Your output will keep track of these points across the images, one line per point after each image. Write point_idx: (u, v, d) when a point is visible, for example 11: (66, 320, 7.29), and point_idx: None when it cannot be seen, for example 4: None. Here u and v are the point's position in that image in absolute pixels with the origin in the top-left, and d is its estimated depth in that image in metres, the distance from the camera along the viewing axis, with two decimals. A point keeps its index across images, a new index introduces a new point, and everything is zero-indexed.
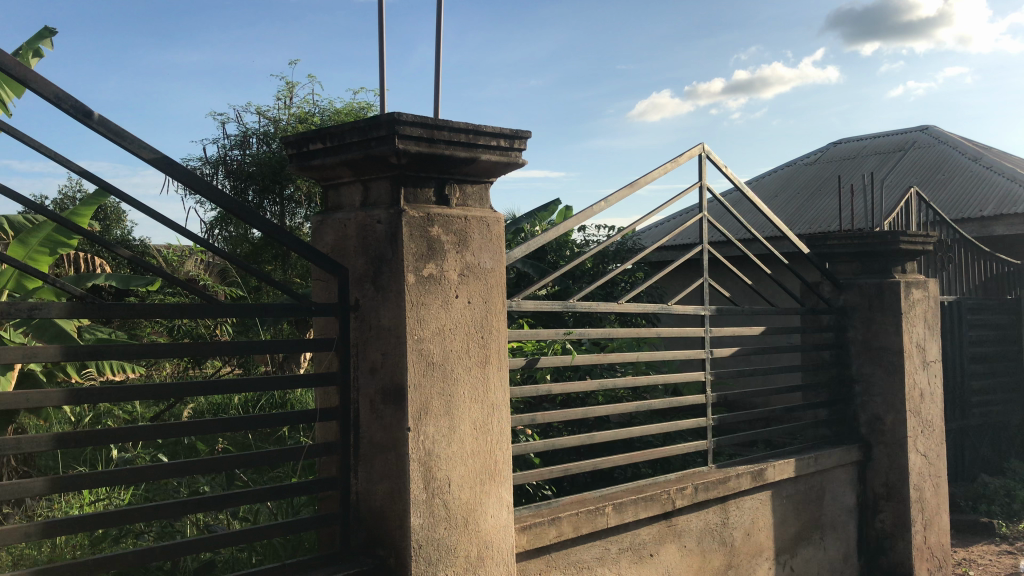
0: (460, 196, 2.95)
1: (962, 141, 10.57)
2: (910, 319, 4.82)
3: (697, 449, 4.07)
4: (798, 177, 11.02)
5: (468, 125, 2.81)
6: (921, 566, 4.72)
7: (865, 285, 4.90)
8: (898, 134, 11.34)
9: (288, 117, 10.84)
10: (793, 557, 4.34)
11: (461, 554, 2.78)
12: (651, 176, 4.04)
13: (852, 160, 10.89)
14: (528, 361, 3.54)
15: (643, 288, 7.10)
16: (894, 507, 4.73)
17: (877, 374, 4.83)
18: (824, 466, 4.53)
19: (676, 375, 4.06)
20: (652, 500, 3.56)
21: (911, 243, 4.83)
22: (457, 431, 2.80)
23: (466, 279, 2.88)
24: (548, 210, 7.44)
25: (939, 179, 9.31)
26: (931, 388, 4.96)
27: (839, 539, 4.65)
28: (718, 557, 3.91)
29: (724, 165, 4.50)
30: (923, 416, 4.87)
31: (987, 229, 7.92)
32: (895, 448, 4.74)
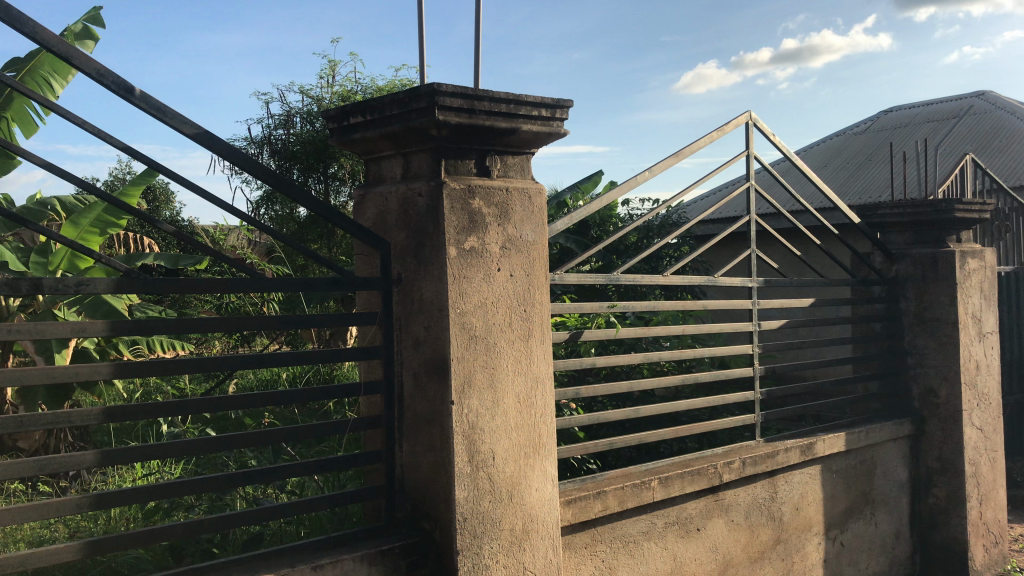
0: (501, 167, 2.92)
1: (1019, 106, 10.23)
2: (965, 290, 4.68)
3: (744, 423, 4.01)
4: (848, 146, 10.77)
5: (509, 95, 2.77)
6: (975, 543, 4.60)
7: (918, 256, 4.76)
8: (952, 101, 11.02)
9: (332, 95, 10.91)
10: (844, 532, 4.26)
11: (506, 527, 2.78)
12: (696, 145, 3.96)
13: (904, 128, 10.59)
14: (572, 334, 3.50)
15: (688, 261, 7.00)
16: (948, 482, 4.62)
17: (930, 347, 4.71)
18: (874, 440, 4.44)
19: (722, 348, 3.98)
20: (699, 474, 3.53)
21: (967, 212, 4.68)
22: (501, 404, 2.79)
23: (509, 252, 2.86)
24: (591, 183, 7.37)
25: (995, 146, 9.03)
26: (986, 360, 4.82)
27: (891, 514, 4.56)
28: (766, 532, 3.86)
29: (771, 134, 4.39)
30: (978, 389, 4.74)
31: None
32: (950, 422, 4.62)
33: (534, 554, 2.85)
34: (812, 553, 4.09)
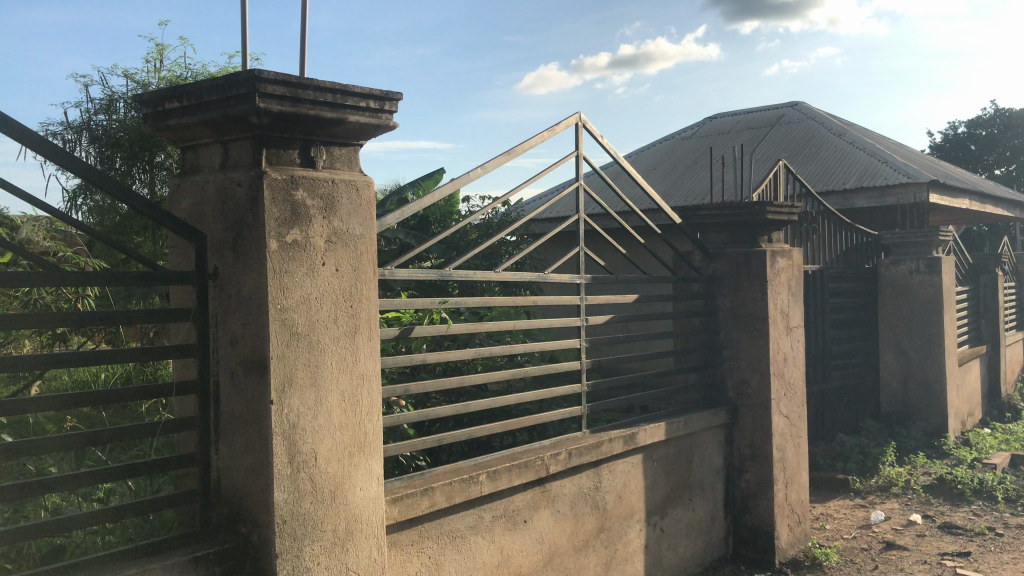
0: (327, 158, 2.84)
1: (828, 117, 11.05)
2: (774, 286, 4.99)
3: (571, 415, 4.12)
4: (676, 150, 11.28)
5: (335, 84, 2.72)
6: (782, 523, 4.92)
7: (733, 254, 5.04)
8: (769, 110, 11.76)
9: (159, 80, 10.36)
10: (663, 517, 4.46)
11: (328, 528, 2.72)
12: (528, 143, 4.00)
13: (727, 135, 11.21)
14: (401, 330, 3.47)
15: (524, 258, 7.11)
16: (758, 467, 4.91)
17: (743, 340, 4.99)
18: (692, 429, 4.67)
19: (551, 343, 4.06)
20: (525, 466, 3.59)
21: (776, 214, 5.00)
22: (324, 403, 2.73)
23: (334, 246, 2.79)
24: (432, 179, 7.36)
25: (806, 153, 9.70)
26: (793, 352, 5.17)
27: (707, 499, 4.81)
28: (590, 521, 3.98)
29: (600, 135, 4.44)
30: (785, 379, 5.07)
31: (848, 201, 8.38)
32: (760, 411, 4.92)
33: (357, 554, 2.81)
34: (634, 539, 4.25)
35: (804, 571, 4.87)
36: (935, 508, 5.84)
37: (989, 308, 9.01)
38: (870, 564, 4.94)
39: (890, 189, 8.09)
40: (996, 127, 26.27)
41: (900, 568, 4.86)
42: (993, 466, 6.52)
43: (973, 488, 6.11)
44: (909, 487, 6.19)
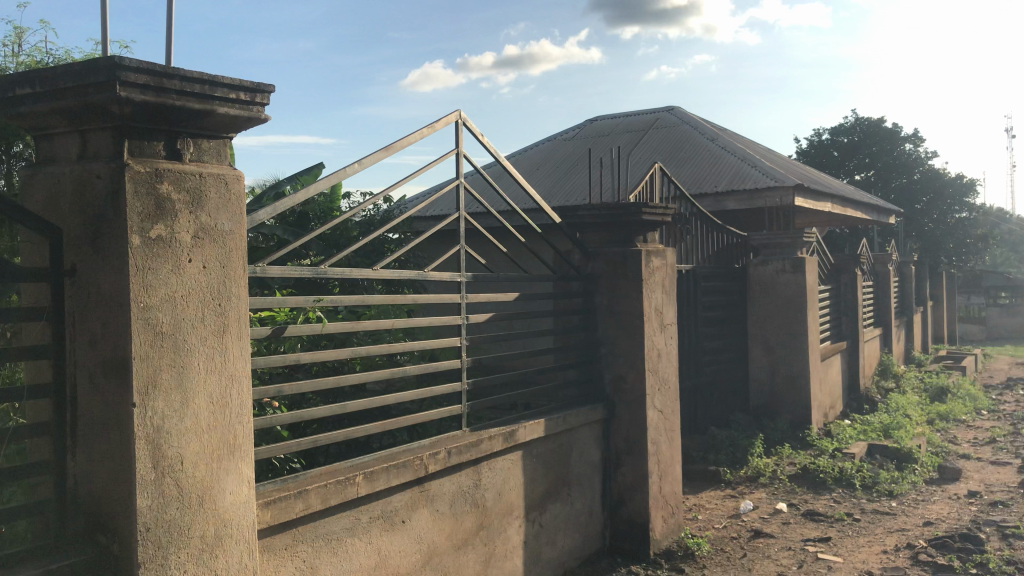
0: (194, 151, 2.73)
1: (702, 122, 11.44)
2: (649, 285, 5.13)
3: (450, 414, 4.11)
4: (558, 151, 11.43)
5: (203, 74, 2.62)
6: (656, 514, 5.06)
7: (610, 254, 5.15)
8: (647, 114, 12.08)
9: (16, 65, 9.76)
10: (542, 513, 4.51)
11: (196, 534, 2.61)
12: (407, 140, 3.95)
13: (607, 137, 11.45)
14: (276, 329, 3.38)
15: (406, 256, 7.06)
16: (634, 461, 5.03)
17: (620, 337, 5.11)
18: (571, 425, 4.75)
19: (431, 341, 4.05)
20: (404, 466, 3.56)
21: (652, 215, 5.14)
22: (191, 404, 2.63)
23: (202, 242, 2.69)
24: (311, 174, 7.20)
25: (681, 156, 10.02)
26: (667, 348, 5.32)
27: (585, 494, 4.89)
28: (469, 519, 3.98)
29: (481, 133, 4.40)
30: (660, 375, 5.22)
31: (720, 204, 8.71)
32: (636, 406, 5.04)
33: (227, 560, 2.71)
34: (513, 536, 4.28)
35: (678, 561, 5.02)
36: (799, 496, 6.14)
37: (849, 306, 9.53)
38: (739, 552, 5.14)
39: (759, 192, 8.45)
40: (856, 135, 27.82)
41: (767, 554, 5.08)
42: (852, 455, 6.90)
43: (834, 476, 6.45)
44: (775, 477, 6.47)
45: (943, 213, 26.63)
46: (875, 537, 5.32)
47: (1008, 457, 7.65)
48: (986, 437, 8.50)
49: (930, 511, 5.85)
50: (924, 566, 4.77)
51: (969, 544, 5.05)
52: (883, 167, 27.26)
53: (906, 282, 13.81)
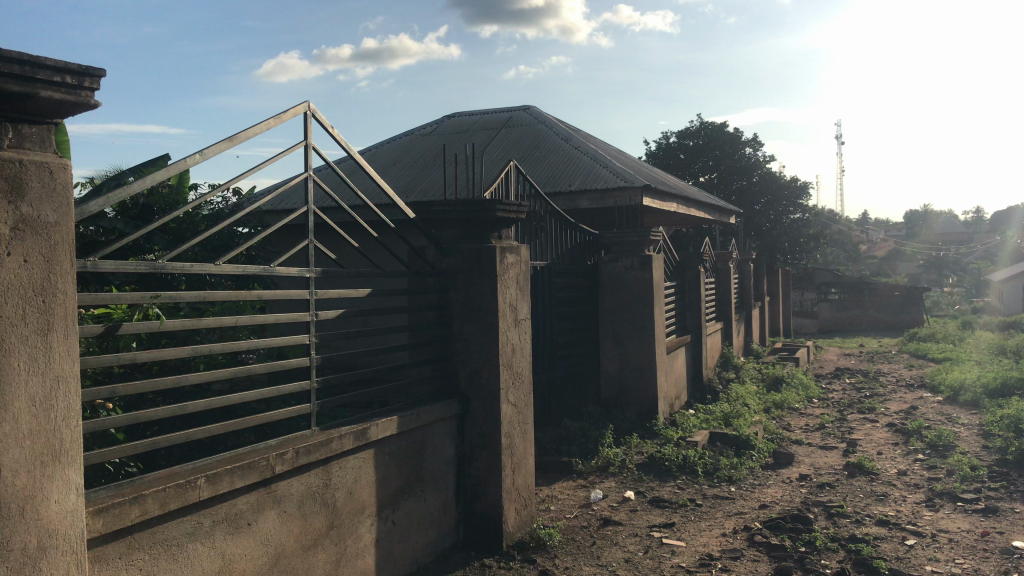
0: (14, 137, 2.55)
1: (556, 121, 11.65)
2: (504, 281, 5.17)
3: (300, 413, 4.01)
4: (415, 146, 11.36)
5: (23, 55, 2.45)
6: (509, 507, 5.12)
7: (465, 250, 5.16)
8: (503, 112, 12.19)
9: None
10: (395, 510, 4.48)
11: (15, 547, 2.44)
12: (254, 131, 3.79)
13: (463, 134, 11.47)
14: (109, 327, 3.19)
15: (255, 251, 6.82)
16: (487, 455, 5.07)
17: (474, 333, 5.13)
18: (424, 421, 4.73)
19: (279, 339, 3.93)
20: (249, 468, 3.44)
21: (506, 212, 5.19)
22: (10, 408, 2.45)
23: (22, 234, 2.51)
24: (154, 164, 6.84)
25: (537, 155, 10.17)
26: (520, 343, 5.39)
27: (439, 490, 4.89)
28: (319, 519, 3.90)
29: (331, 126, 4.27)
30: (513, 370, 5.28)
31: (574, 202, 8.91)
32: (490, 401, 5.08)
33: (52, 573, 2.54)
34: (365, 534, 4.22)
35: (530, 552, 5.10)
36: (646, 484, 6.37)
37: (693, 301, 9.97)
38: (588, 541, 5.28)
39: (611, 192, 8.69)
40: (701, 139, 29.09)
41: (615, 542, 5.23)
42: (695, 443, 7.22)
43: (678, 464, 6.73)
44: (624, 466, 6.69)
45: (779, 213, 28.42)
46: (715, 521, 5.59)
47: (834, 441, 8.23)
48: (815, 423, 9.09)
49: (765, 495, 6.21)
50: (758, 546, 5.05)
51: (799, 524, 5.38)
52: (726, 170, 28.64)
53: (746, 279, 14.58)
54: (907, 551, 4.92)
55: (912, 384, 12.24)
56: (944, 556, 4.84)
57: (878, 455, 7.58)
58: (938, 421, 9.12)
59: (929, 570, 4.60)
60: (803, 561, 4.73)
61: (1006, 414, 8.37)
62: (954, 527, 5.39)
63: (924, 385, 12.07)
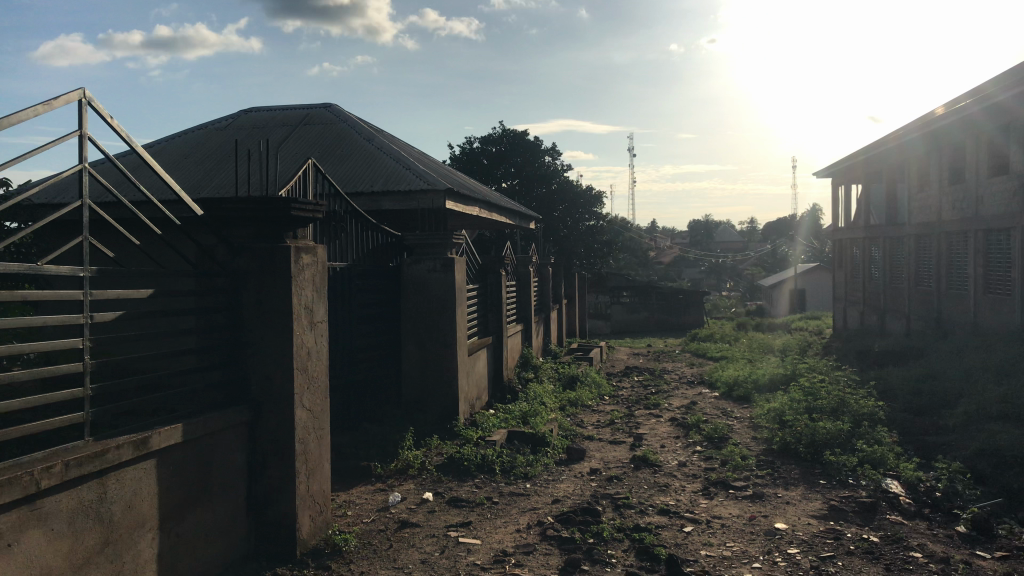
0: None
1: (358, 121, 11.51)
2: (298, 282, 5.05)
3: (71, 422, 3.72)
4: (208, 141, 10.84)
5: None
6: (303, 514, 5.00)
7: (257, 250, 4.98)
8: (302, 109, 11.88)
9: None
10: (179, 522, 4.25)
11: None
12: (19, 117, 3.46)
13: (260, 130, 11.08)
14: None
15: (21, 247, 6.24)
16: (280, 462, 4.92)
17: (266, 336, 4.96)
18: (212, 429, 4.52)
19: (48, 343, 3.62)
20: (10, 484, 3.15)
21: (301, 211, 5.06)
22: None
23: None
24: None
25: (338, 154, 10.01)
26: (315, 346, 5.28)
27: (228, 499, 4.69)
28: (91, 536, 3.63)
29: (110, 116, 3.99)
30: (308, 373, 5.16)
31: (375, 203, 8.84)
32: (283, 405, 4.94)
33: None
34: (145, 550, 3.98)
35: (325, 559, 5.00)
36: (444, 485, 6.42)
37: (494, 303, 10.17)
38: (385, 544, 5.26)
39: (412, 194, 8.71)
40: (503, 145, 29.67)
41: (411, 544, 5.24)
42: (493, 442, 7.36)
43: (476, 463, 6.84)
44: (423, 467, 6.71)
45: (577, 220, 29.65)
46: (510, 518, 5.72)
47: (622, 436, 8.67)
48: (606, 420, 9.55)
49: (558, 490, 6.44)
50: (550, 540, 5.22)
51: (589, 516, 5.62)
52: (527, 177, 29.42)
53: (544, 283, 15.06)
54: (684, 537, 5.27)
55: (693, 381, 13.12)
56: (717, 540, 5.24)
57: (661, 448, 8.07)
58: (715, 414, 9.84)
59: (703, 554, 4.95)
60: (591, 552, 4.95)
61: (772, 407, 9.16)
62: (726, 513, 5.84)
63: (703, 381, 12.98)
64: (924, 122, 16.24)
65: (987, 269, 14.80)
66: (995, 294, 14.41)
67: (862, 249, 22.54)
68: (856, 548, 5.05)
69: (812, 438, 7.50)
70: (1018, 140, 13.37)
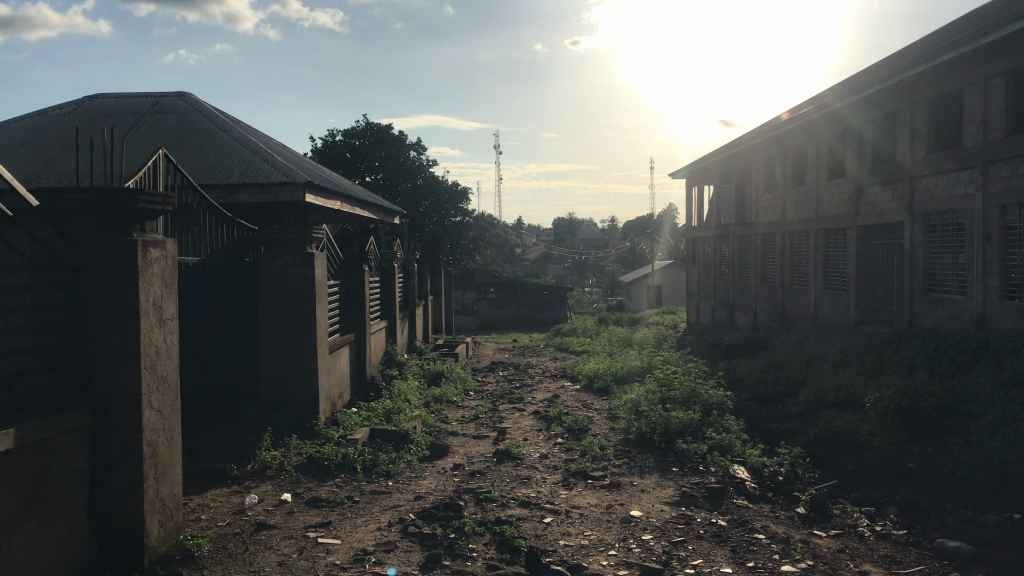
0: None
1: (214, 110, 11.09)
2: (146, 278, 4.86)
3: None
4: (48, 128, 10.17)
5: None
6: (152, 520, 4.79)
7: (101, 243, 4.71)
8: (153, 97, 11.33)
9: None
10: (13, 533, 3.99)
11: None
12: None
13: (107, 117, 10.49)
14: None
15: None
16: (127, 466, 4.69)
17: (111, 335, 4.71)
18: (50, 433, 4.26)
19: None
20: None
21: (149, 204, 4.85)
22: None
23: None
24: None
25: (191, 145, 9.61)
26: (165, 345, 5.06)
27: (68, 508, 4.43)
28: None
29: None
30: (157, 373, 4.95)
31: (232, 196, 8.54)
32: (130, 407, 4.71)
33: None
34: None
35: (175, 566, 4.80)
36: (304, 485, 6.29)
37: (356, 299, 10.03)
38: (240, 548, 5.10)
39: (270, 187, 8.49)
40: (367, 138, 29.03)
41: (267, 546, 5.10)
42: (355, 440, 7.27)
43: (337, 463, 6.73)
44: (281, 468, 6.54)
45: (442, 216, 29.85)
46: (372, 516, 5.67)
47: (486, 431, 8.74)
48: (470, 415, 9.60)
49: (420, 486, 6.43)
50: (411, 536, 5.21)
51: (450, 511, 5.64)
52: (391, 171, 28.90)
53: (410, 279, 14.99)
54: (544, 528, 5.36)
55: (556, 374, 13.37)
56: (576, 529, 5.36)
57: (524, 441, 8.19)
58: (576, 407, 10.07)
59: (561, 544, 5.06)
60: (452, 547, 4.97)
61: (630, 398, 9.46)
62: (584, 503, 5.98)
63: (566, 374, 13.25)
64: (771, 127, 17.13)
65: (825, 267, 15.78)
66: (833, 289, 15.40)
67: (714, 246, 23.57)
68: (705, 532, 5.29)
69: (667, 427, 7.79)
70: (853, 146, 14.31)
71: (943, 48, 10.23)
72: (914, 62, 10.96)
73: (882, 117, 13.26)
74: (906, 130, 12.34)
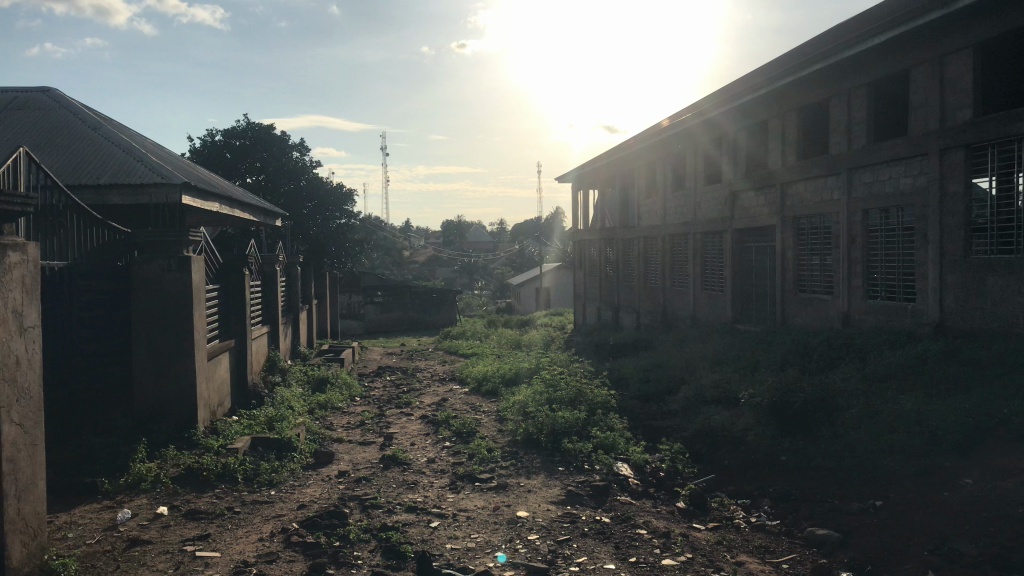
0: None
1: (81, 107, 10.56)
2: (5, 283, 4.58)
3: None
4: None
5: None
6: (13, 540, 4.50)
7: None
8: (14, 91, 10.70)
9: None
10: None
11: None
12: None
13: None
14: None
15: None
16: None
17: None
18: None
19: None
20: None
21: (8, 205, 4.57)
22: None
23: None
24: None
25: (56, 143, 9.12)
26: (26, 354, 4.78)
27: None
28: None
29: None
30: (17, 384, 4.66)
31: (102, 197, 8.15)
32: None
33: None
34: None
35: None
36: (180, 498, 6.06)
37: (236, 305, 9.74)
38: (111, 566, 4.86)
39: (143, 188, 8.15)
40: (247, 139, 28.27)
41: (140, 563, 4.88)
42: (235, 450, 7.05)
43: (216, 473, 6.51)
44: (157, 480, 6.28)
45: (326, 217, 29.26)
46: (253, 527, 5.51)
47: (372, 436, 8.63)
48: (356, 421, 9.46)
49: (304, 495, 6.30)
50: (294, 546, 5.09)
51: (335, 519, 5.54)
52: (273, 172, 28.31)
53: (293, 282, 14.67)
54: (431, 533, 5.33)
55: (444, 378, 13.34)
56: (462, 533, 5.36)
57: (411, 446, 8.13)
58: (464, 410, 10.08)
59: (448, 548, 5.04)
60: (336, 556, 4.89)
61: (517, 400, 9.54)
62: (471, 505, 5.99)
63: (454, 378, 13.24)
64: (653, 133, 17.61)
65: (704, 269, 16.30)
66: (712, 290, 15.93)
67: (599, 249, 24.02)
68: (589, 530, 5.38)
69: (553, 428, 7.88)
70: (729, 153, 14.86)
71: (809, 60, 10.78)
72: (783, 73, 11.50)
73: (755, 125, 13.84)
74: (777, 138, 12.91)
